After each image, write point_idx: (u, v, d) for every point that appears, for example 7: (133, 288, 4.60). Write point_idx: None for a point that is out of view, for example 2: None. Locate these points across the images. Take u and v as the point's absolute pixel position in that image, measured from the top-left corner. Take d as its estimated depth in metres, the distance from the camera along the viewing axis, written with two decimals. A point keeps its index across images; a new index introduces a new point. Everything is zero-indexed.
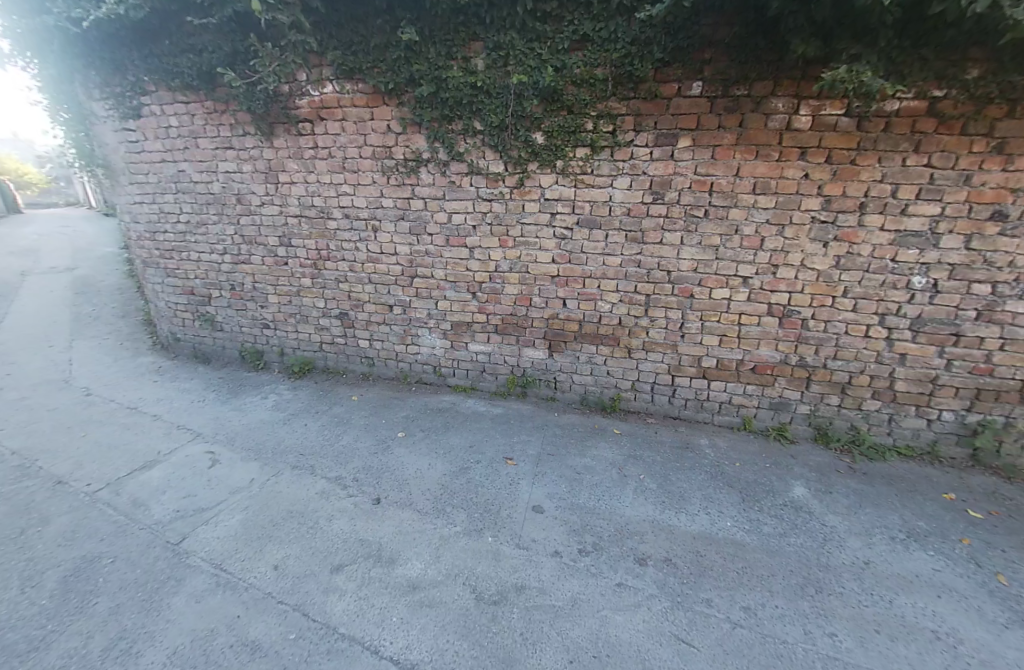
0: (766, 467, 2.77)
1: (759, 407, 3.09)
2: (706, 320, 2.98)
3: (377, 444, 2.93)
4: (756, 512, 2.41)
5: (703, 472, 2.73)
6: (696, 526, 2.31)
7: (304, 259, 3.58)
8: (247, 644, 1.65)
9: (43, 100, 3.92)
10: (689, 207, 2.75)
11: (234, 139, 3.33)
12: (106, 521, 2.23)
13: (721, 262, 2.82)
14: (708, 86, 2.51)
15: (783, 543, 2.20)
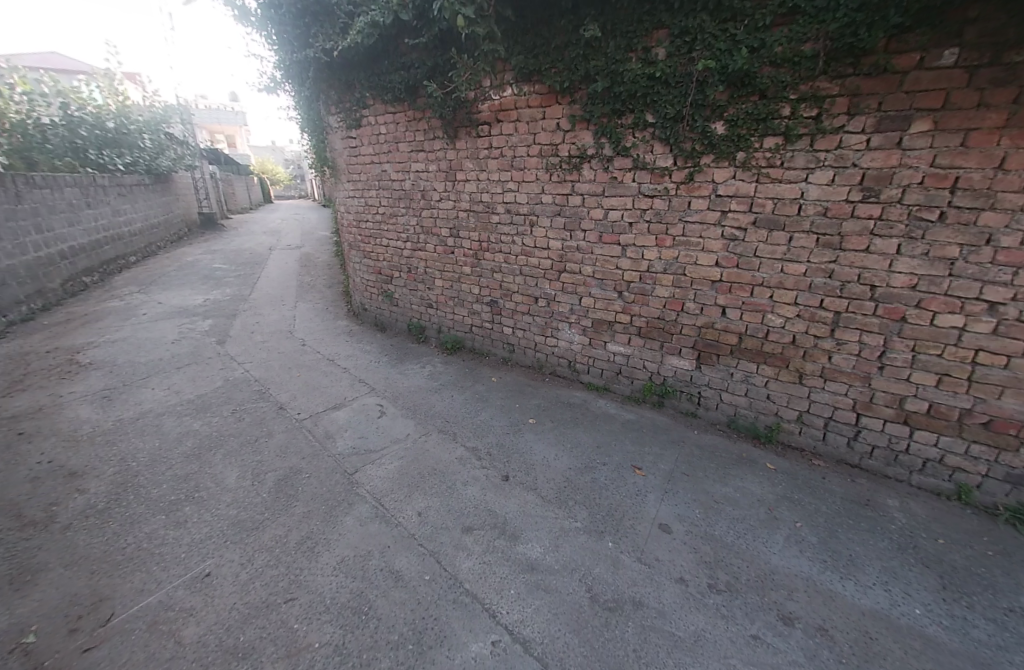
0: (989, 556, 2.08)
1: (988, 476, 2.33)
2: (919, 352, 2.35)
3: (509, 426, 3.12)
4: (967, 608, 1.84)
5: (887, 540, 2.19)
6: (869, 601, 1.87)
7: (467, 249, 3.97)
8: (392, 572, 1.96)
9: (299, 116, 5.08)
10: (915, 208, 2.18)
11: (426, 142, 3.84)
12: (307, 444, 2.88)
13: (955, 281, 2.17)
14: (968, 52, 1.95)
15: (1006, 660, 1.64)
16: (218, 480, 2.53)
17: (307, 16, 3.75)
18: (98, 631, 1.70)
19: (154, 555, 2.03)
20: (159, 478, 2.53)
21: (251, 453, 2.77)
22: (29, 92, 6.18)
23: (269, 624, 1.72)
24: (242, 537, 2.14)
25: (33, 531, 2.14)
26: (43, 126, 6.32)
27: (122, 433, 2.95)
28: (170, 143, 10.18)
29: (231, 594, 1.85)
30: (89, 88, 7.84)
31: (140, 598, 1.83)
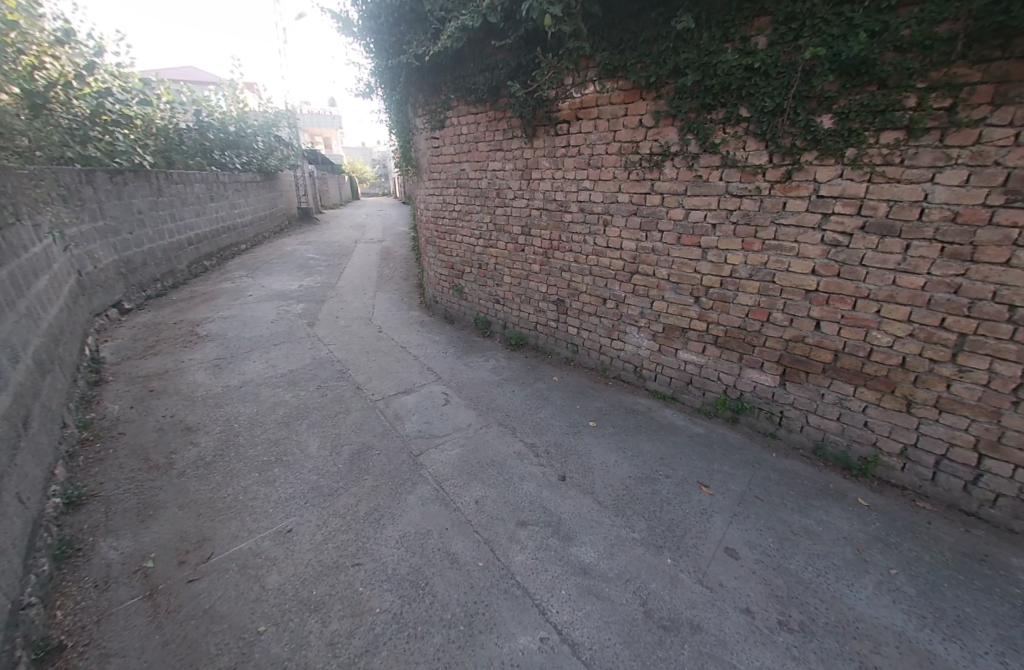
0: None
1: None
2: None
3: (569, 427, 3.07)
4: None
5: (1010, 605, 1.85)
6: None
7: (538, 247, 3.98)
8: (448, 554, 2.03)
9: (388, 119, 5.39)
10: None
11: (504, 141, 3.90)
12: (377, 424, 3.07)
13: None
14: None
15: None
16: (301, 447, 2.79)
17: (402, 23, 3.95)
18: (201, 565, 1.96)
19: (247, 507, 2.30)
20: (254, 440, 2.85)
21: (329, 427, 3.02)
22: (172, 101, 7.20)
23: (338, 584, 1.87)
24: (318, 502, 2.34)
25: (157, 474, 2.52)
26: (180, 130, 7.32)
27: (227, 398, 3.36)
28: (277, 144, 11.33)
29: (307, 551, 2.03)
30: (216, 96, 8.94)
31: (235, 542, 2.08)
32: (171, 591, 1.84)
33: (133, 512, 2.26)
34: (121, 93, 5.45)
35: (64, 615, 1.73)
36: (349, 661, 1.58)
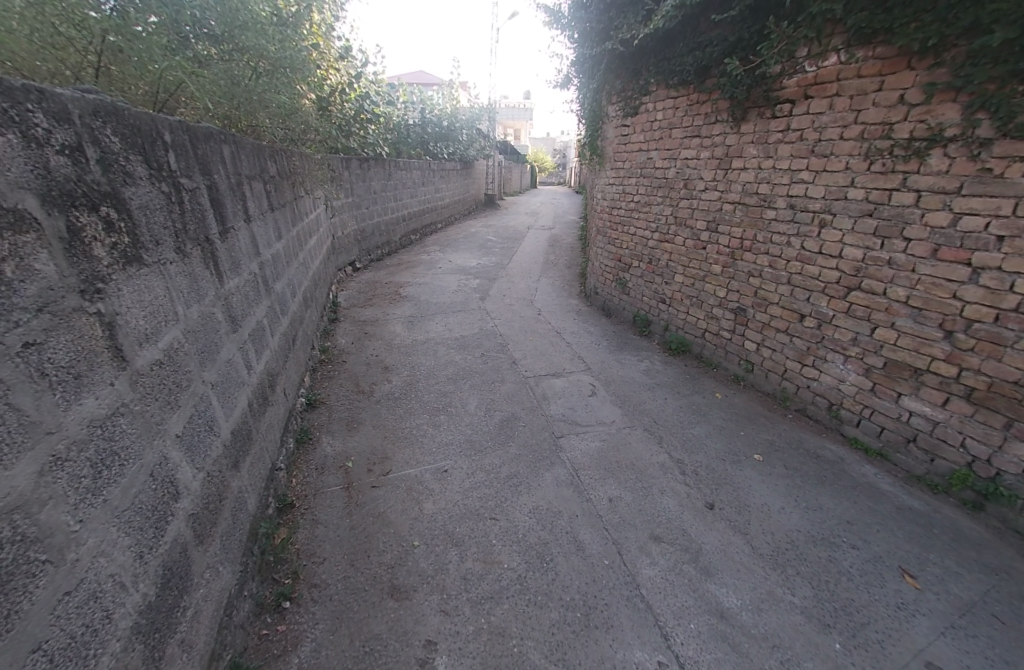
0: None
1: None
2: None
3: (728, 452, 2.72)
4: None
5: None
6: None
7: (723, 246, 3.53)
8: (575, 540, 2.05)
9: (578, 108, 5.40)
10: None
11: (705, 127, 3.52)
12: (526, 399, 3.24)
13: None
14: None
15: None
16: (462, 403, 3.15)
17: (613, 9, 3.82)
18: (381, 477, 2.41)
19: (416, 442, 2.72)
20: (428, 388, 3.34)
21: (486, 392, 3.32)
22: (406, 100, 8.64)
23: (476, 530, 2.08)
24: (469, 454, 2.62)
25: (361, 398, 3.18)
26: (407, 125, 8.75)
27: (412, 349, 4.00)
28: (477, 136, 12.62)
29: (456, 493, 2.31)
30: (437, 95, 10.36)
31: (406, 467, 2.50)
32: (360, 490, 2.32)
33: (343, 422, 2.91)
34: (376, 95, 6.77)
35: (297, 483, 2.36)
36: (476, 599, 1.76)
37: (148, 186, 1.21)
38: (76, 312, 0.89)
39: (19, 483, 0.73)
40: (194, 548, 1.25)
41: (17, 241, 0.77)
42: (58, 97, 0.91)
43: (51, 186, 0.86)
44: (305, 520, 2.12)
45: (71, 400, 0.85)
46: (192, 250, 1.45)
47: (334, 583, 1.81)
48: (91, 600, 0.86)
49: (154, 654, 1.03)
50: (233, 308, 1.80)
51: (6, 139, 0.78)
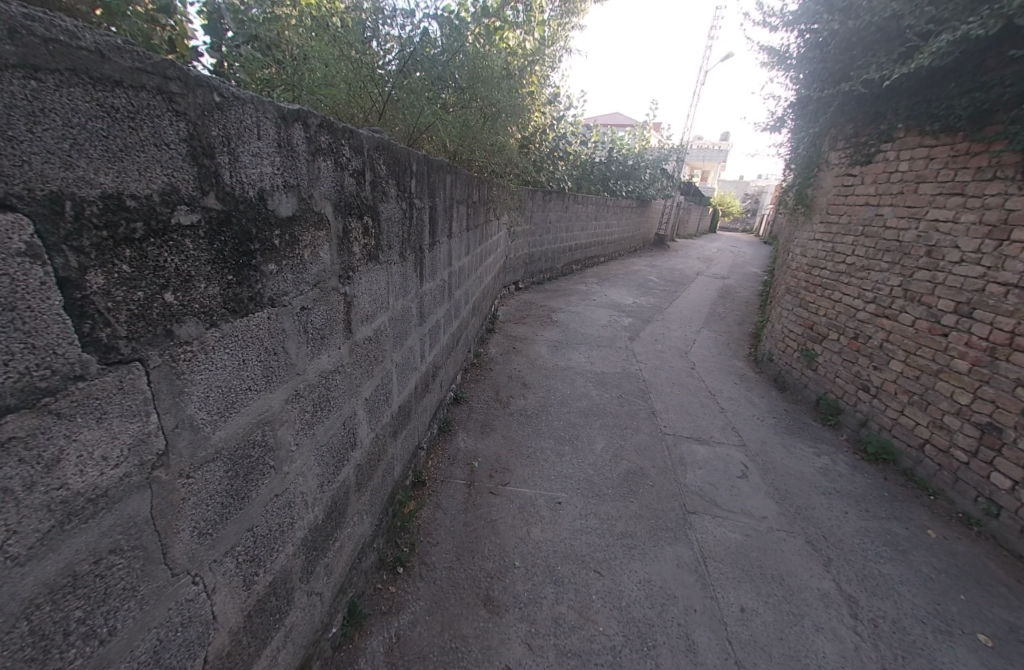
0: None
1: None
2: None
3: (930, 610, 2.02)
4: None
5: None
6: None
7: (977, 339, 2.67)
8: (687, 637, 1.79)
9: (786, 154, 4.86)
10: None
11: (973, 185, 2.75)
12: (659, 457, 3.00)
13: None
14: None
15: None
16: (589, 441, 3.09)
17: (858, 47, 3.32)
18: (500, 487, 2.53)
19: (538, 465, 2.77)
20: (560, 416, 3.37)
21: (617, 435, 3.19)
22: (598, 140, 9.06)
23: (578, 576, 2.01)
24: (586, 495, 2.54)
25: (498, 407, 3.39)
26: (593, 163, 9.15)
27: (553, 374, 4.10)
28: (660, 176, 12.41)
29: (565, 530, 2.26)
30: (628, 136, 10.59)
31: (523, 485, 2.56)
32: (479, 492, 2.47)
33: (479, 424, 3.14)
34: (572, 135, 7.26)
35: (431, 466, 2.63)
36: (563, 650, 1.68)
37: (393, 202, 1.54)
38: (333, 290, 1.19)
39: (273, 404, 1.00)
40: (352, 494, 1.50)
41: (316, 235, 1.08)
42: (359, 136, 1.24)
43: (341, 198, 1.18)
44: (430, 502, 2.35)
45: (314, 353, 1.14)
46: (409, 255, 1.78)
47: (440, 569, 1.96)
48: (287, 506, 1.11)
49: (309, 568, 1.27)
50: (424, 305, 2.13)
51: (327, 164, 1.10)
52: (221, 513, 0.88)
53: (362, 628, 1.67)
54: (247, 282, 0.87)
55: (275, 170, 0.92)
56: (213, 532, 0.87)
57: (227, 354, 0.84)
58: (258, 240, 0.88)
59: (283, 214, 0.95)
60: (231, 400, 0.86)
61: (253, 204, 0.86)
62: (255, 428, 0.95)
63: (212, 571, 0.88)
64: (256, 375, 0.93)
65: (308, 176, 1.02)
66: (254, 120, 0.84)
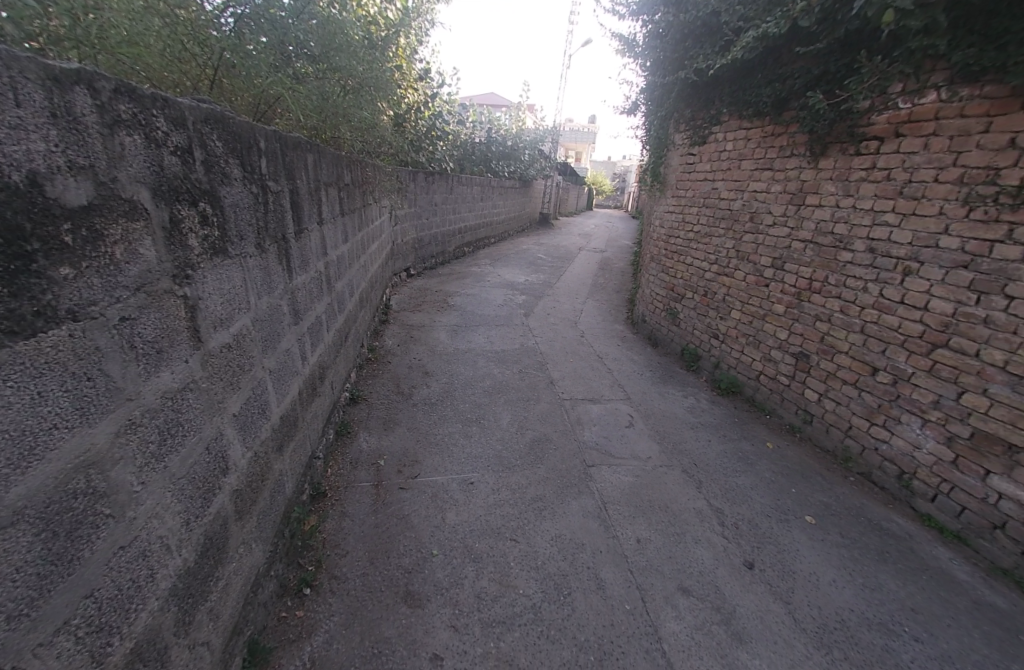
0: None
1: None
2: None
3: (773, 506, 2.52)
4: None
5: None
6: None
7: (788, 285, 3.30)
8: (596, 577, 1.97)
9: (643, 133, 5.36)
10: None
11: (777, 161, 3.33)
12: (560, 421, 3.20)
13: None
14: None
15: None
16: (495, 417, 3.16)
17: (688, 39, 3.75)
18: (410, 480, 2.46)
19: (446, 450, 2.75)
20: (464, 398, 3.38)
21: (521, 408, 3.32)
22: (475, 119, 9.02)
23: (496, 548, 2.06)
24: (497, 470, 2.61)
25: (400, 399, 3.27)
26: (472, 143, 9.08)
27: (453, 358, 4.08)
28: (539, 157, 12.86)
29: (479, 507, 2.30)
30: (504, 117, 10.77)
31: (434, 474, 2.53)
32: (388, 489, 2.37)
33: (381, 420, 3.00)
34: (447, 114, 7.10)
35: (331, 474, 2.45)
36: (487, 621, 1.73)
37: (239, 187, 1.34)
38: (166, 293, 0.99)
39: (98, 440, 0.81)
40: (233, 523, 1.33)
41: (129, 228, 0.88)
42: (178, 107, 1.03)
43: (162, 182, 0.98)
44: (334, 512, 2.20)
45: (151, 371, 0.95)
46: (269, 246, 1.58)
47: (352, 578, 1.85)
48: (140, 557, 0.93)
49: (185, 618, 1.09)
50: (297, 302, 1.93)
51: (133, 138, 0.89)
52: (39, 585, 0.70)
53: (269, 663, 1.51)
54: (29, 293, 0.67)
55: (50, 147, 0.71)
56: (31, 611, 0.69)
57: (12, 388, 0.65)
58: (36, 237, 0.68)
59: (72, 202, 0.75)
60: (27, 446, 0.68)
61: (22, 192, 0.66)
62: (75, 474, 0.76)
63: (38, 658, 0.70)
64: (65, 409, 0.74)
65: (105, 156, 0.82)
66: (3, 81, 0.64)
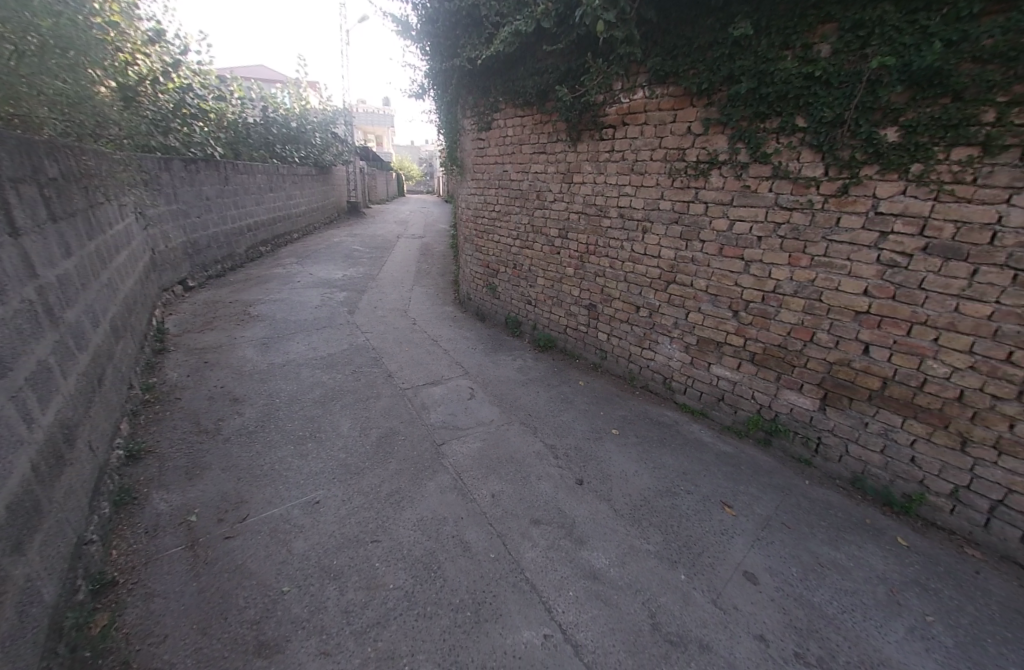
0: None
1: None
2: None
3: (591, 430, 3.05)
4: None
5: None
6: None
7: (572, 250, 3.91)
8: (461, 541, 2.09)
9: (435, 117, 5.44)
10: None
11: (548, 145, 3.83)
12: (403, 411, 3.17)
13: None
14: None
15: None
16: (333, 426, 2.94)
17: (456, 26, 3.92)
18: (238, 525, 2.12)
19: (279, 477, 2.45)
20: (291, 416, 3.02)
21: (360, 409, 3.16)
22: (244, 97, 7.70)
23: (357, 556, 1.98)
24: (344, 478, 2.47)
25: (205, 437, 2.73)
26: (247, 125, 7.77)
27: (270, 374, 3.58)
28: (334, 142, 11.82)
29: (331, 522, 2.16)
30: (282, 94, 9.47)
31: (268, 508, 2.23)
32: (210, 544, 2.00)
33: (183, 469, 2.47)
34: (200, 88, 5.86)
35: (120, 553, 1.93)
36: (360, 630, 1.67)
37: None
38: None
39: None
40: None
41: None
42: None
43: None
44: (136, 595, 1.75)
45: None
46: None
47: (179, 661, 1.53)
48: None
49: None
50: None
51: None
52: None
53: None
54: None
55: None
56: None
57: None
58: None
59: None
60: None
61: None
62: None
63: None
64: None
65: None
66: None
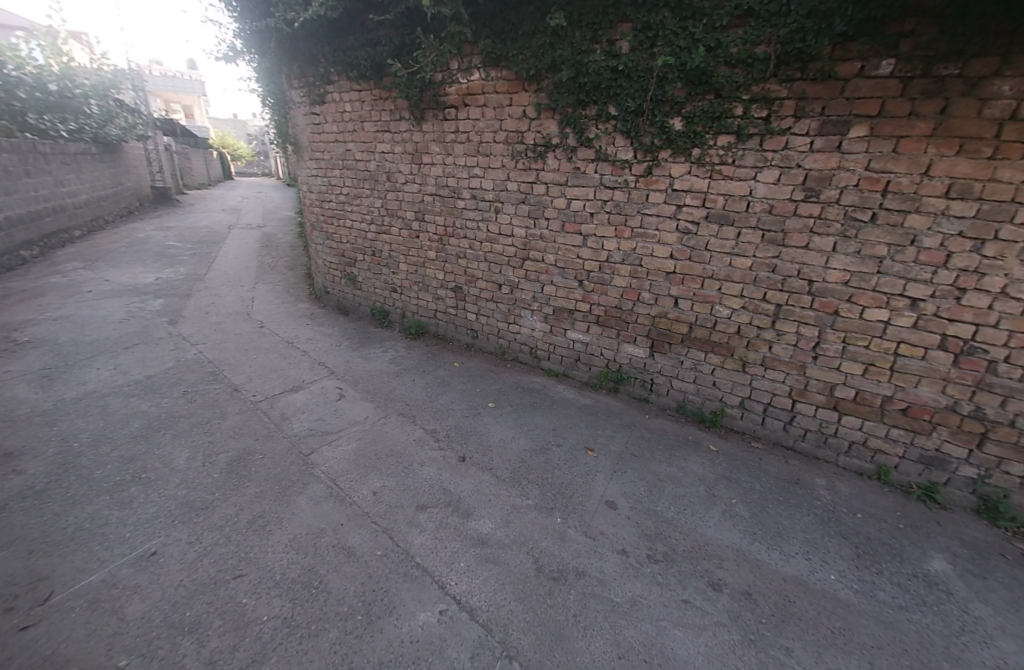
0: (894, 528, 2.28)
1: (905, 458, 2.51)
2: (849, 343, 2.49)
3: (466, 408, 3.16)
4: (872, 573, 2.03)
5: (812, 515, 2.36)
6: (790, 569, 2.03)
7: (431, 234, 3.88)
8: (344, 548, 2.01)
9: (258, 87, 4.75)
10: (851, 208, 2.29)
11: (391, 124, 3.68)
12: (260, 426, 2.83)
13: (882, 277, 2.31)
14: (903, 63, 2.03)
15: (901, 617, 1.82)
16: (165, 461, 2.47)
17: None
18: (38, 609, 1.67)
19: (100, 536, 1.99)
20: (102, 460, 2.45)
21: (203, 434, 2.72)
22: None
23: (214, 601, 1.75)
24: (188, 517, 2.13)
25: None
26: None
27: (65, 413, 2.82)
28: (122, 112, 9.44)
29: (178, 571, 1.86)
30: (33, 47, 7.17)
31: (81, 577, 1.80)
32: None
33: None
34: None
35: None
36: None
37: None
38: None
39: None
40: None
41: None
42: None
43: None
44: None
45: None
46: None
47: None
48: None
49: None
50: None
51: None
52: None
53: None
54: None
55: None
56: None
57: None
58: None
59: None
60: None
61: None
62: None
63: None
64: None
65: None
66: None
